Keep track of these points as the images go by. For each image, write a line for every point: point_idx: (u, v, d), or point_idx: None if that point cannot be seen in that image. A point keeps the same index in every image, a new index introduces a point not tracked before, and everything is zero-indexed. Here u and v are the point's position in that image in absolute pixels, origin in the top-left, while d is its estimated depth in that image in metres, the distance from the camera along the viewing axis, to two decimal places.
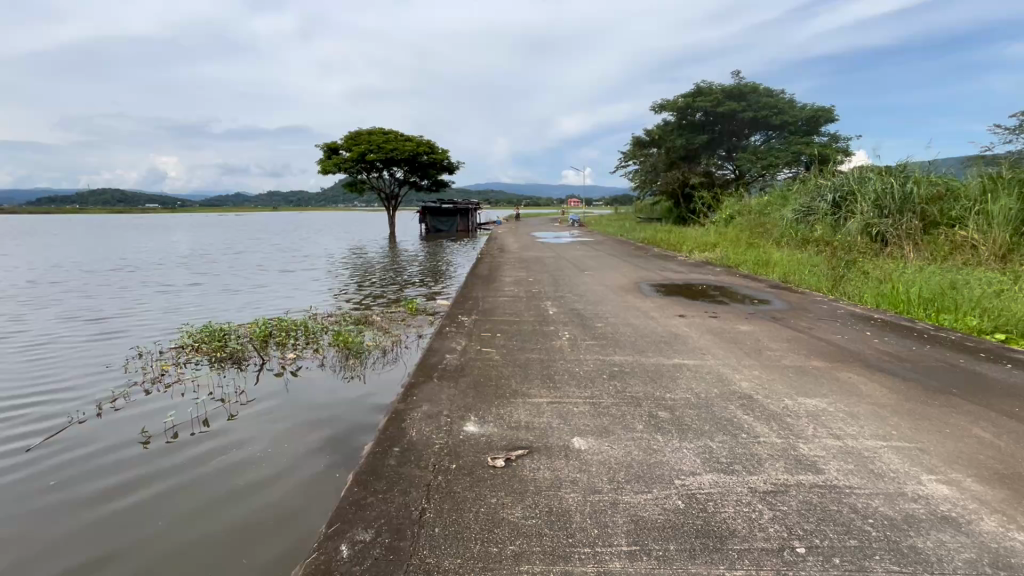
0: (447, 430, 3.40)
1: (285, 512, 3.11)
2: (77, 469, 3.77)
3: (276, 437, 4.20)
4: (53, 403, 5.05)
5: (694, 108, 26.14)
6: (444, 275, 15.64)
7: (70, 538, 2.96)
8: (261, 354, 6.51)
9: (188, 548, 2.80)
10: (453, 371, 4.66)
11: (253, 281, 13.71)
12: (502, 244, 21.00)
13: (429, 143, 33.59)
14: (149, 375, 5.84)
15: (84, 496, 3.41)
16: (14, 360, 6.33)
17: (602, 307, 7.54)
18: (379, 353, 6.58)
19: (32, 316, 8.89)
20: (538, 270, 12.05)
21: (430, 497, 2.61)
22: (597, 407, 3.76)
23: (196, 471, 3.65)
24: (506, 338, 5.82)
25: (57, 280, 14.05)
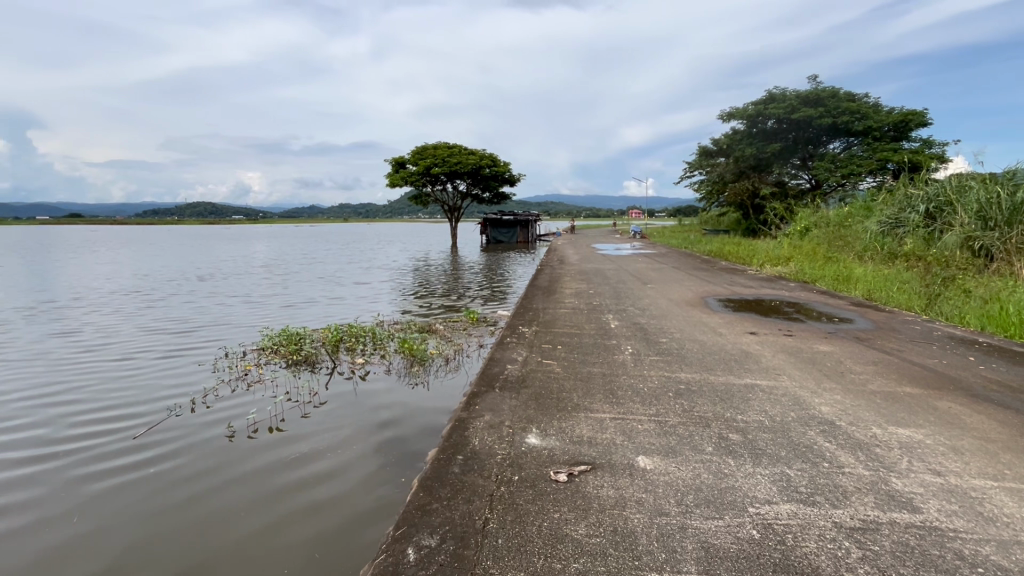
0: (509, 441, 3.41)
1: (353, 515, 3.22)
2: (165, 462, 4.09)
3: (344, 439, 4.41)
4: (149, 402, 5.53)
5: (765, 116, 24.90)
6: (504, 286, 15.84)
7: (152, 541, 3.06)
8: (333, 358, 6.88)
9: (258, 543, 2.98)
10: (515, 382, 4.67)
11: (324, 291, 14.49)
12: (562, 255, 21.06)
13: (491, 156, 34.29)
14: (234, 375, 6.38)
15: (175, 482, 3.77)
16: (120, 364, 7.07)
17: (666, 322, 7.29)
18: (442, 361, 6.75)
19: (134, 324, 9.86)
20: (600, 282, 11.91)
21: (493, 508, 2.63)
22: (663, 425, 3.64)
23: (272, 468, 3.91)
24: (568, 351, 5.79)
25: (155, 289, 15.51)
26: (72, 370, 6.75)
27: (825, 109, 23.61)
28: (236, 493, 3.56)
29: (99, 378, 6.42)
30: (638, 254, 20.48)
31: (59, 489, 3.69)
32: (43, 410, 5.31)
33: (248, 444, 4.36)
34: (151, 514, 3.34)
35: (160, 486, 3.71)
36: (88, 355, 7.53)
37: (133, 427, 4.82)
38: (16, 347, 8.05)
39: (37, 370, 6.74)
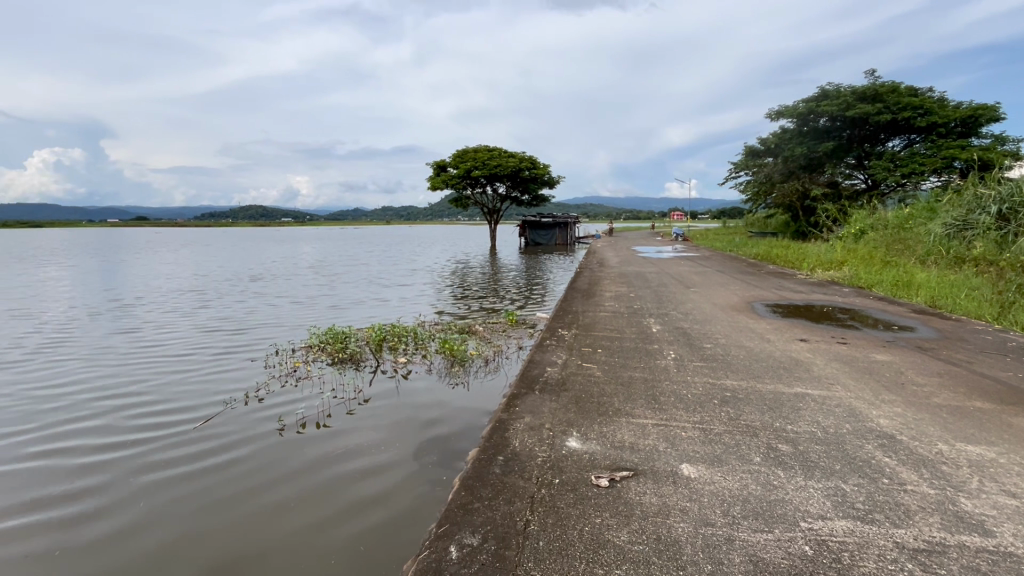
0: (550, 444, 3.41)
1: (396, 511, 3.32)
2: (222, 452, 4.34)
3: (387, 436, 4.55)
4: (199, 398, 5.77)
5: (817, 113, 23.84)
6: (543, 288, 15.83)
7: (209, 542, 3.08)
8: (376, 356, 7.08)
9: (308, 534, 3.12)
10: (555, 385, 4.66)
11: (368, 292, 14.91)
12: (602, 258, 20.82)
13: (531, 159, 34.38)
14: (284, 371, 6.67)
15: (229, 471, 3.99)
16: (181, 360, 7.51)
17: (710, 327, 7.08)
18: (482, 362, 6.81)
19: (193, 323, 10.46)
20: (641, 286, 11.70)
21: (534, 510, 2.63)
22: (708, 433, 3.54)
23: (318, 461, 4.08)
24: (608, 355, 5.72)
25: (211, 289, 16.38)
26: (139, 365, 7.24)
27: (884, 105, 22.32)
28: (283, 495, 3.60)
29: (158, 374, 6.79)
30: (680, 257, 20.03)
31: (110, 491, 3.72)
32: (106, 403, 5.61)
33: (289, 444, 4.43)
34: (203, 515, 3.37)
35: (206, 488, 3.74)
36: (152, 352, 8.03)
37: (181, 424, 5.00)
38: (89, 343, 8.69)
39: (104, 366, 7.20)
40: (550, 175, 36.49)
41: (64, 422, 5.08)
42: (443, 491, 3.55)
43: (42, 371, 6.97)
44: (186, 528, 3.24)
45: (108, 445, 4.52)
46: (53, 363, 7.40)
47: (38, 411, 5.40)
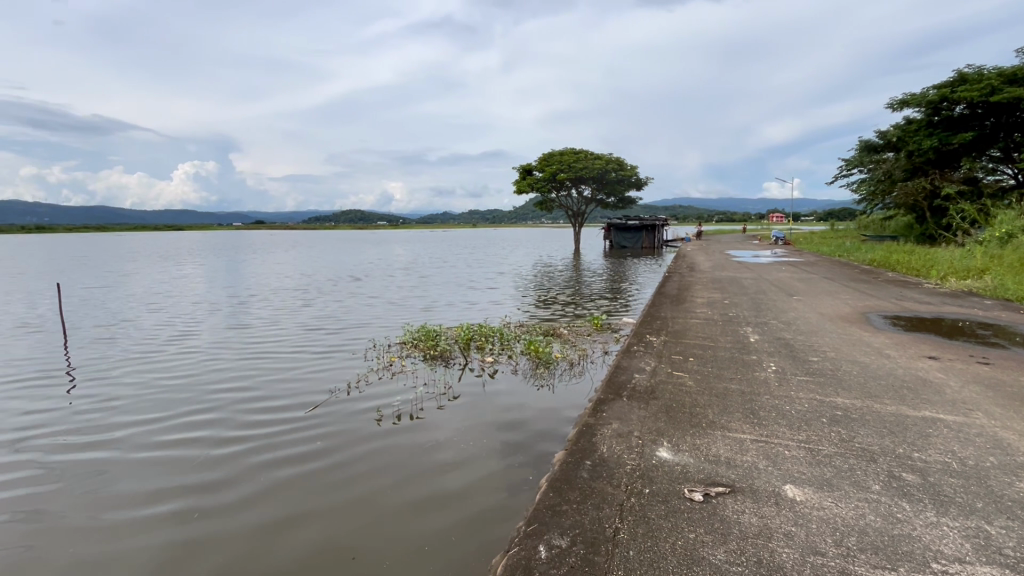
0: (639, 452, 3.32)
1: (481, 507, 3.49)
2: (319, 439, 4.73)
3: (470, 433, 4.74)
4: (304, 390, 6.31)
5: (951, 101, 20.94)
6: (629, 292, 15.46)
7: (318, 533, 3.28)
8: (464, 355, 7.35)
9: (401, 522, 3.35)
10: (643, 392, 4.52)
11: (455, 294, 15.49)
12: (693, 262, 19.88)
13: (617, 160, 33.75)
14: (381, 365, 7.15)
15: (326, 458, 4.34)
16: (292, 355, 8.30)
17: (818, 339, 6.46)
18: (567, 365, 6.80)
19: (302, 321, 11.48)
20: (736, 293, 11.01)
21: (623, 518, 2.58)
22: (816, 453, 3.25)
23: (404, 454, 4.35)
24: (701, 364, 5.45)
25: (317, 289, 17.91)
26: (258, 358, 8.09)
27: None
28: (372, 491, 3.77)
29: (269, 368, 7.50)
30: (780, 262, 18.60)
31: (229, 471, 4.18)
32: (226, 393, 6.29)
33: (371, 440, 4.65)
34: (304, 510, 3.55)
35: (302, 482, 3.95)
36: (268, 347, 8.94)
37: (276, 417, 5.39)
38: (217, 338, 9.85)
39: (230, 358, 8.14)
40: (637, 176, 35.54)
41: (189, 410, 5.70)
42: (524, 496, 3.59)
43: (178, 362, 8.00)
44: (291, 522, 3.42)
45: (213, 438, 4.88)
46: (186, 355, 8.45)
47: (176, 397, 6.20)
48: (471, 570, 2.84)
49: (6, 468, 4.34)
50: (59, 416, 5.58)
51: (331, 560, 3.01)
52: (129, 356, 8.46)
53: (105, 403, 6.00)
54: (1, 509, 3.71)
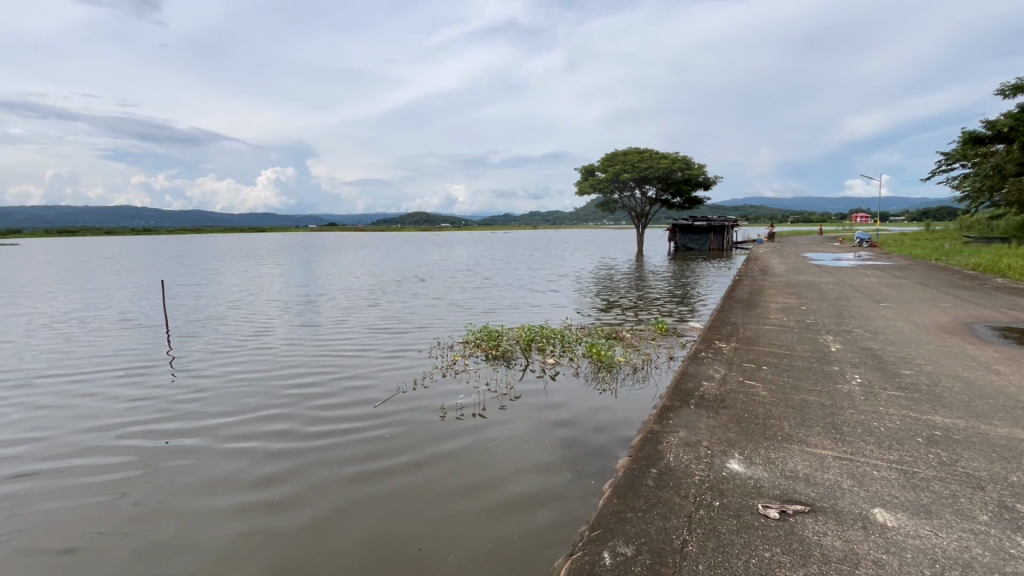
0: (708, 463, 3.19)
1: (539, 506, 3.57)
2: (380, 433, 4.96)
3: (528, 433, 4.79)
4: (372, 386, 6.60)
5: None
6: (695, 296, 14.88)
7: (384, 521, 3.47)
8: (526, 356, 7.39)
9: (461, 516, 3.48)
10: (712, 401, 4.34)
11: (516, 295, 15.62)
12: (766, 265, 18.84)
13: (684, 159, 32.59)
14: (445, 364, 7.36)
15: (387, 451, 4.55)
16: (361, 354, 8.70)
17: (911, 351, 5.90)
18: (630, 369, 6.65)
19: (370, 321, 11.99)
20: (814, 298, 10.29)
21: (692, 530, 2.49)
22: (910, 476, 2.97)
23: (462, 450, 4.51)
24: (776, 373, 5.14)
25: (384, 290, 18.68)
26: (329, 356, 8.55)
27: None
28: (433, 486, 3.92)
29: (337, 366, 7.85)
30: (866, 266, 17.21)
31: (301, 459, 4.49)
32: (301, 388, 6.69)
33: (432, 436, 4.82)
34: (370, 500, 3.75)
35: (367, 473, 4.17)
36: (339, 346, 9.42)
37: (345, 410, 5.69)
38: (294, 335, 10.48)
39: (304, 356, 8.65)
40: (705, 176, 34.16)
41: (268, 402, 6.12)
42: (584, 503, 3.57)
43: (259, 357, 8.59)
44: (358, 510, 3.62)
45: (288, 429, 5.21)
46: (264, 352, 9.03)
47: (257, 390, 6.67)
48: (530, 570, 2.90)
49: (116, 448, 4.87)
50: (152, 406, 6.10)
51: (399, 549, 3.17)
52: (214, 352, 9.15)
53: (196, 395, 6.55)
54: (111, 483, 4.16)
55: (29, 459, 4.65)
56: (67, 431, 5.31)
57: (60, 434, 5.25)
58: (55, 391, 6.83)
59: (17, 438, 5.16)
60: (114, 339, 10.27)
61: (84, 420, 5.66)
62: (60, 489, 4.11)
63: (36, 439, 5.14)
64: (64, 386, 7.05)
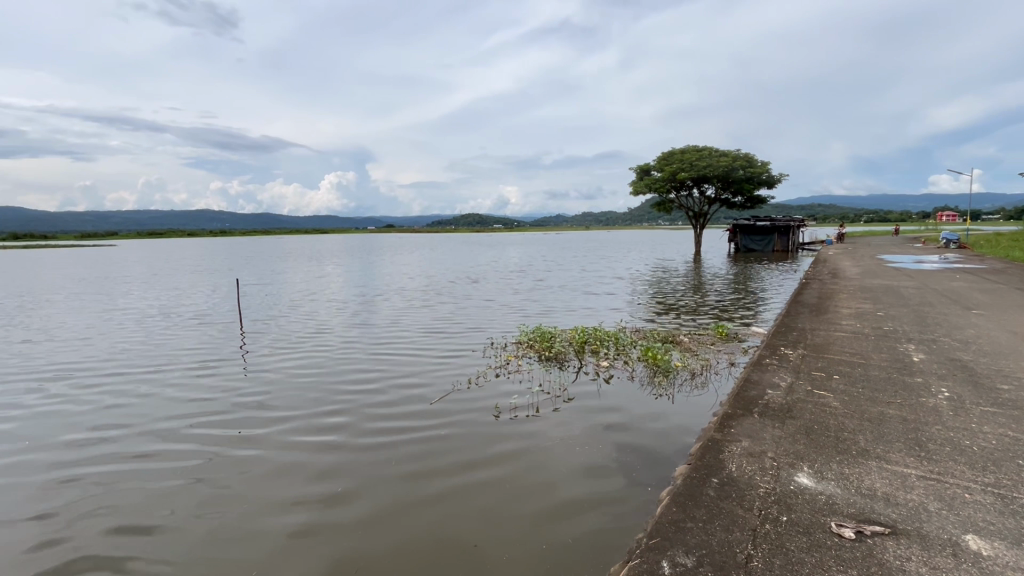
0: (774, 475, 3.03)
1: (590, 508, 3.59)
2: (433, 430, 5.13)
3: (580, 436, 4.78)
4: (427, 386, 6.77)
5: None
6: (757, 300, 14.19)
7: (438, 515, 3.61)
8: (579, 358, 7.33)
9: (513, 514, 3.57)
10: (778, 410, 4.12)
11: (568, 297, 15.52)
12: (837, 268, 17.67)
13: (747, 156, 31.19)
14: (499, 363, 7.44)
15: (440, 448, 4.71)
16: (416, 354, 8.93)
17: (1009, 363, 5.34)
18: (688, 375, 6.44)
19: (424, 322, 12.29)
20: (893, 304, 9.54)
21: (757, 544, 2.38)
22: (1010, 502, 2.69)
23: (512, 450, 4.58)
24: (850, 383, 4.80)
25: (438, 290, 19.11)
26: (386, 356, 8.84)
27: None
28: (490, 484, 4.01)
29: (391, 366, 8.08)
30: (954, 269, 15.76)
31: (360, 453, 4.71)
32: (359, 386, 6.96)
33: (487, 436, 4.91)
34: (429, 495, 3.89)
35: (426, 469, 4.31)
36: (395, 346, 9.72)
37: (401, 408, 5.89)
38: (353, 335, 10.92)
39: (362, 355, 8.99)
40: (770, 173, 32.53)
41: (329, 400, 6.41)
42: (640, 509, 3.53)
43: (321, 356, 9.01)
44: (418, 505, 3.76)
45: (348, 425, 5.45)
46: (325, 351, 9.46)
47: (319, 387, 7.01)
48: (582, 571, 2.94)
49: (193, 439, 5.26)
50: (221, 402, 6.51)
51: (457, 545, 3.27)
52: (278, 350, 9.65)
53: (264, 390, 6.96)
54: (189, 472, 4.52)
55: (114, 449, 5.07)
56: (147, 423, 5.76)
57: (140, 425, 5.69)
58: (141, 383, 7.46)
59: (107, 427, 5.67)
60: (192, 336, 11.09)
61: (161, 413, 6.11)
62: (142, 478, 4.45)
63: (123, 428, 5.63)
64: (146, 380, 7.66)
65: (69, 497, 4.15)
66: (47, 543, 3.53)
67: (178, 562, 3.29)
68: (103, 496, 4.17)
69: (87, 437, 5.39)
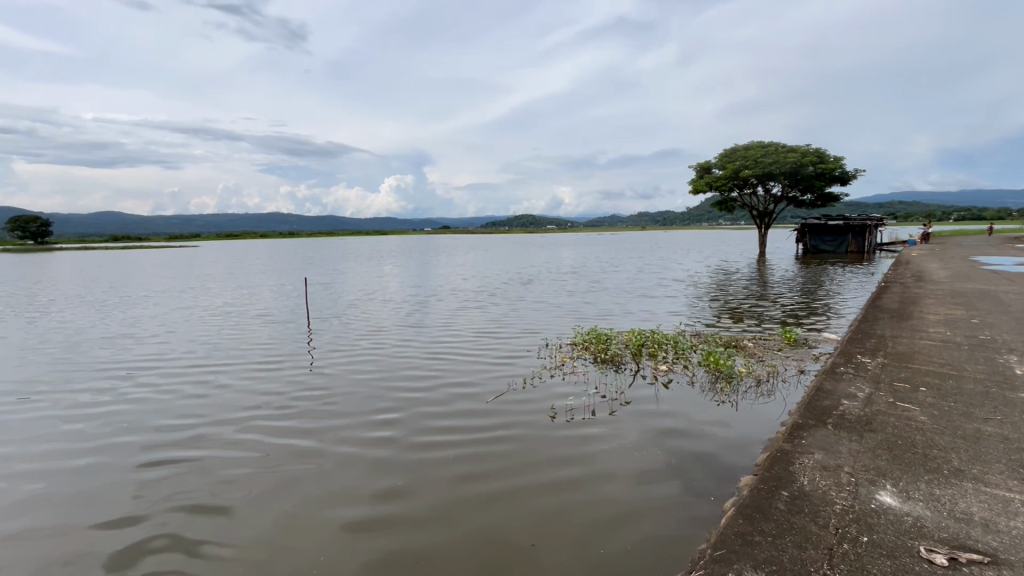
0: (852, 492, 2.83)
1: (643, 514, 3.57)
2: (487, 430, 5.25)
3: (634, 441, 4.73)
4: (482, 386, 6.90)
5: None
6: (829, 304, 13.33)
7: (493, 514, 3.71)
8: (636, 360, 7.18)
9: (565, 517, 3.62)
10: (855, 423, 3.84)
11: (623, 300, 15.26)
12: (922, 271, 16.25)
13: (817, 152, 29.38)
14: (554, 364, 7.45)
15: (494, 447, 4.82)
16: (470, 355, 9.09)
17: None
18: (753, 382, 6.13)
19: (479, 324, 12.49)
20: (988, 311, 8.65)
21: (833, 564, 2.23)
22: None
23: (565, 452, 4.62)
24: (940, 396, 4.39)
25: (492, 292, 19.33)
26: (441, 357, 9.05)
27: None
28: (544, 488, 4.03)
29: (445, 367, 8.25)
30: None
31: (417, 450, 4.90)
32: (416, 386, 7.19)
33: (542, 438, 4.93)
34: (485, 496, 3.96)
35: (483, 469, 4.40)
36: (451, 347, 9.93)
37: (457, 407, 6.04)
38: (410, 335, 11.26)
39: (418, 356, 9.26)
40: (844, 169, 30.46)
41: (387, 398, 6.67)
42: (697, 521, 3.45)
43: (380, 356, 9.37)
44: (475, 505, 3.84)
45: (406, 422, 5.65)
46: (385, 350, 9.82)
47: (378, 386, 7.31)
48: None
49: (266, 431, 5.66)
50: (287, 398, 6.90)
51: (511, 548, 3.32)
52: (340, 349, 10.12)
53: (328, 388, 7.34)
54: (264, 461, 4.87)
55: (196, 438, 5.53)
56: (226, 415, 6.24)
57: (220, 417, 6.18)
58: (219, 377, 8.07)
59: (191, 418, 6.19)
60: (263, 333, 11.85)
61: (233, 407, 6.56)
62: (221, 465, 4.83)
63: (205, 419, 6.13)
64: (224, 374, 8.26)
65: (159, 479, 4.59)
66: (139, 521, 3.91)
67: (248, 546, 3.55)
68: (189, 479, 4.58)
69: (172, 426, 5.90)
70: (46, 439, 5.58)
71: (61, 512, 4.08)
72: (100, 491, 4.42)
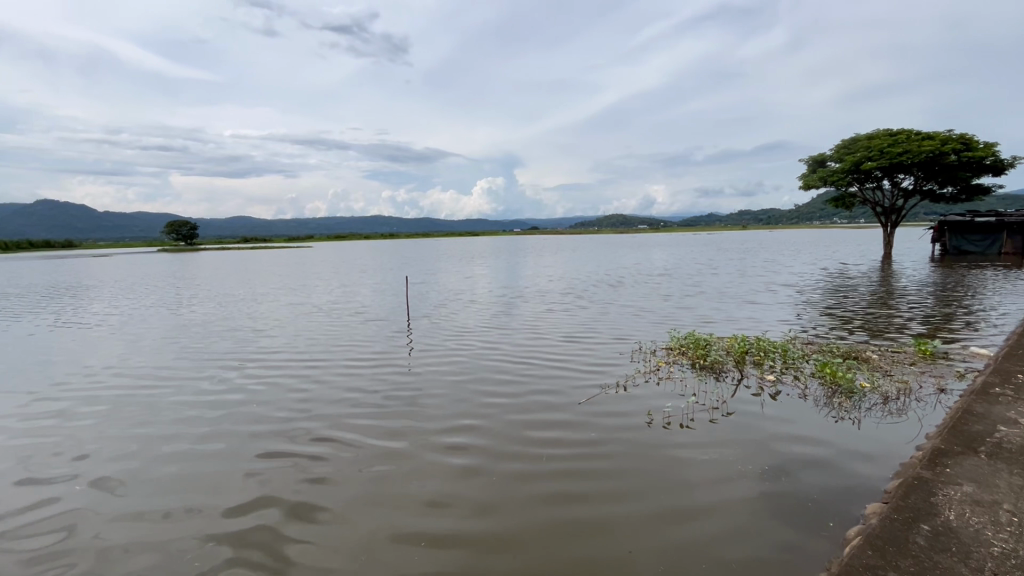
0: (1014, 533, 2.42)
1: (739, 541, 3.40)
2: (574, 436, 5.27)
3: (732, 457, 4.48)
4: (570, 391, 6.90)
5: None
6: (977, 312, 11.50)
7: (580, 525, 3.74)
8: (740, 369, 6.73)
9: (653, 534, 3.56)
10: (1018, 453, 3.27)
11: (723, 305, 14.37)
12: None
13: (962, 137, 25.49)
14: (649, 369, 7.23)
15: (582, 454, 4.84)
16: (559, 360, 9.11)
17: None
18: (879, 398, 5.47)
19: (568, 327, 12.46)
20: None
21: None
22: None
23: (655, 465, 4.50)
24: None
25: (582, 294, 19.18)
26: (531, 360, 9.17)
27: None
28: (635, 508, 3.89)
29: (534, 371, 8.34)
30: None
31: (506, 451, 5.05)
32: (506, 388, 7.36)
33: (632, 450, 4.81)
34: (572, 512, 3.89)
35: (571, 482, 4.34)
36: (541, 350, 10.01)
37: (546, 411, 6.10)
38: (501, 337, 11.54)
39: (508, 358, 9.46)
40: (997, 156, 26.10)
41: (478, 399, 6.90)
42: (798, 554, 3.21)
43: (472, 356, 9.71)
44: (561, 520, 3.81)
45: (495, 423, 5.81)
46: (477, 351, 10.16)
47: (470, 387, 7.59)
48: None
49: (368, 424, 6.14)
50: (387, 394, 7.41)
51: (598, 567, 3.29)
52: (436, 348, 10.63)
53: (425, 386, 7.76)
54: (363, 453, 5.29)
55: (309, 426, 6.14)
56: (333, 407, 6.85)
57: (329, 409, 6.79)
58: (329, 371, 8.87)
59: (305, 408, 6.89)
60: (367, 330, 12.81)
61: (336, 402, 7.14)
62: (327, 453, 5.32)
63: (317, 410, 6.80)
64: (333, 368, 9.05)
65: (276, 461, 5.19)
66: (258, 498, 4.45)
67: (350, 529, 3.90)
68: (300, 464, 5.11)
69: (290, 415, 6.60)
70: (184, 422, 6.47)
71: (199, 485, 4.76)
72: (232, 468, 5.10)
